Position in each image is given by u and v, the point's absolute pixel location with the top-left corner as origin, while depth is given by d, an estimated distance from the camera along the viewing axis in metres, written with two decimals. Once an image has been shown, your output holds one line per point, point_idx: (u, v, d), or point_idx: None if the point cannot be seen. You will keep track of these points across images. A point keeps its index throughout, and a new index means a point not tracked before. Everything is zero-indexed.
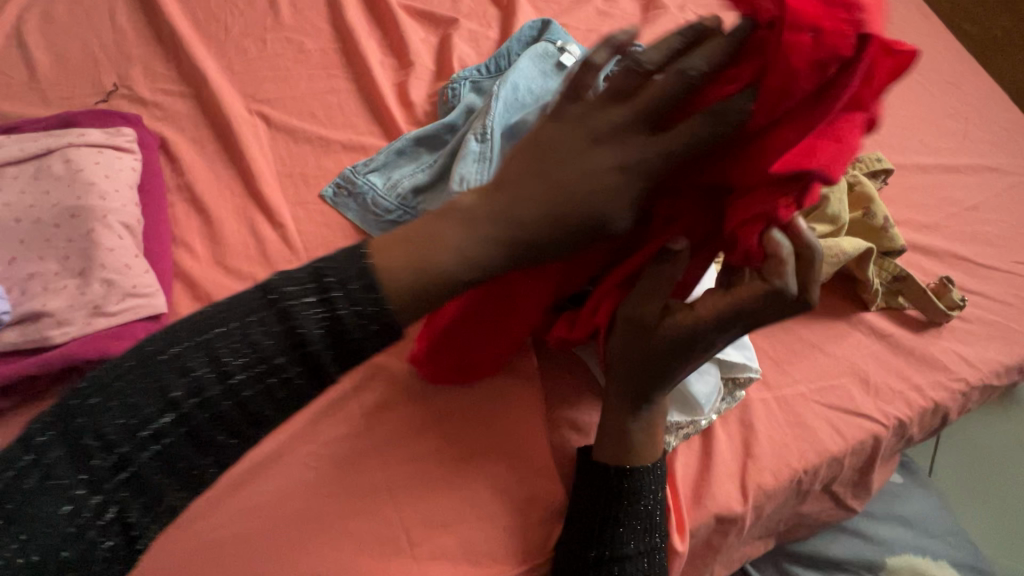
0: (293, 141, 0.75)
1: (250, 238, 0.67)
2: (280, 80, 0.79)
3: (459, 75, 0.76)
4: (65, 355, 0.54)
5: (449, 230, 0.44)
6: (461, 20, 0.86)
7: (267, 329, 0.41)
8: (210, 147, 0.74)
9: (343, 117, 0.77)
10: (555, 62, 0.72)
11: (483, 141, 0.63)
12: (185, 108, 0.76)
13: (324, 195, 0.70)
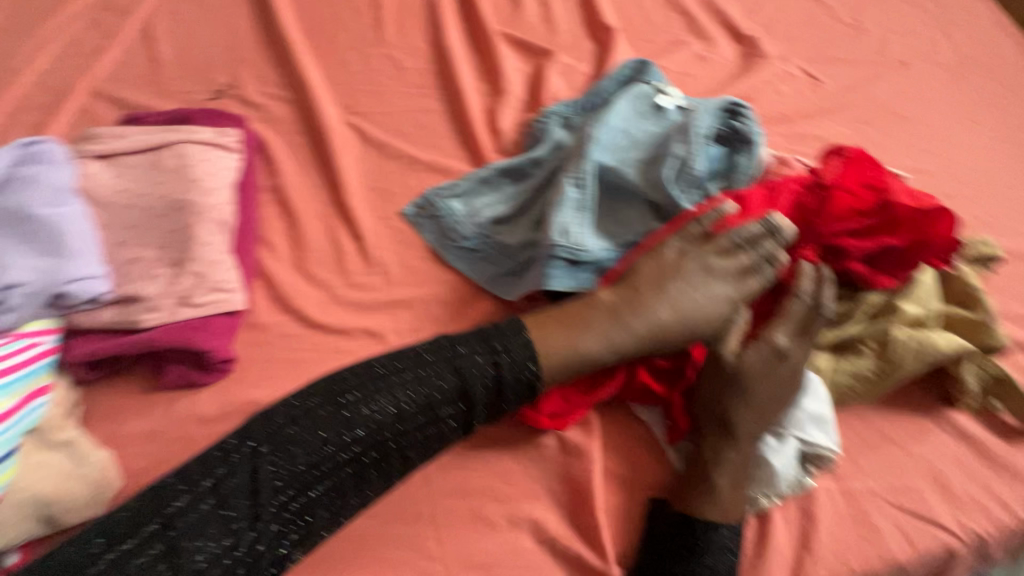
0: (381, 156, 0.77)
1: (328, 246, 0.69)
2: (377, 95, 0.82)
3: (551, 110, 0.76)
4: (152, 340, 0.56)
5: (579, 332, 0.58)
6: (558, 53, 0.86)
7: (436, 385, 0.55)
8: (304, 153, 0.77)
9: (431, 137, 0.79)
10: (652, 103, 0.71)
11: (580, 188, 0.63)
12: (287, 113, 0.80)
13: (404, 213, 0.72)
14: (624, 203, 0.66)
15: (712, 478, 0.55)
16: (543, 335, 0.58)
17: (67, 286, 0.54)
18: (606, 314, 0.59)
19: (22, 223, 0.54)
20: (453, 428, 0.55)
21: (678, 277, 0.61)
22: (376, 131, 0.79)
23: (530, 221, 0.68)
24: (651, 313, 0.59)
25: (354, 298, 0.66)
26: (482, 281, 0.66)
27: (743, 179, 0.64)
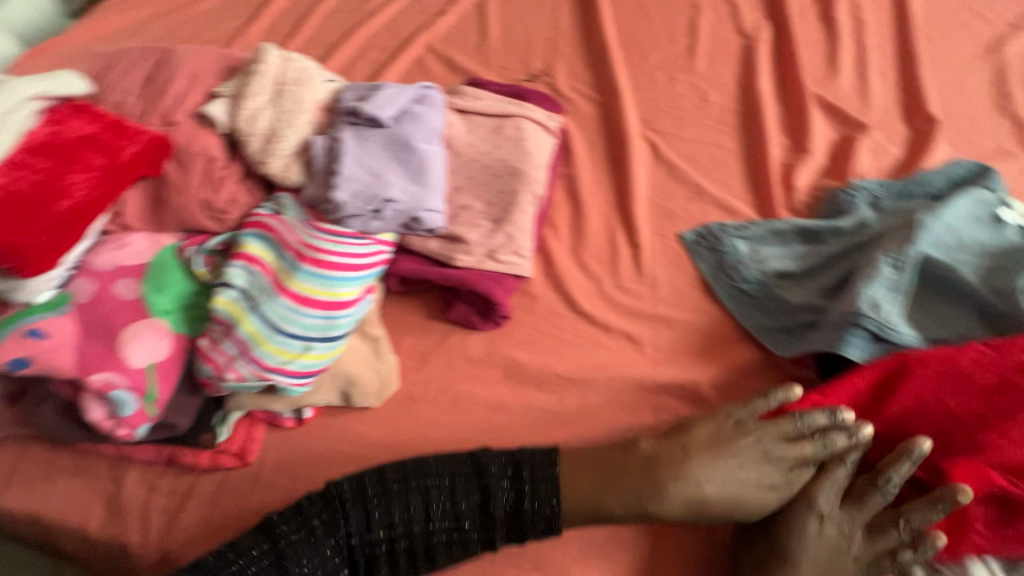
0: (669, 164, 0.67)
1: (590, 235, 0.59)
2: (682, 116, 0.71)
3: (859, 183, 0.63)
4: (466, 279, 0.48)
5: (620, 501, 0.41)
6: (874, 127, 0.70)
7: (459, 497, 0.41)
8: (599, 151, 0.67)
9: (725, 172, 0.68)
10: (995, 213, 0.55)
11: (900, 269, 0.50)
12: (586, 106, 0.72)
13: (682, 236, 0.62)
14: (947, 303, 0.52)
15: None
16: (568, 480, 0.42)
17: None
18: (655, 485, 0.40)
19: None
20: (472, 543, 0.41)
21: (733, 454, 0.41)
22: (672, 137, 0.70)
23: (820, 287, 0.55)
24: (695, 486, 0.40)
25: (605, 302, 0.55)
26: (752, 328, 0.55)
27: None
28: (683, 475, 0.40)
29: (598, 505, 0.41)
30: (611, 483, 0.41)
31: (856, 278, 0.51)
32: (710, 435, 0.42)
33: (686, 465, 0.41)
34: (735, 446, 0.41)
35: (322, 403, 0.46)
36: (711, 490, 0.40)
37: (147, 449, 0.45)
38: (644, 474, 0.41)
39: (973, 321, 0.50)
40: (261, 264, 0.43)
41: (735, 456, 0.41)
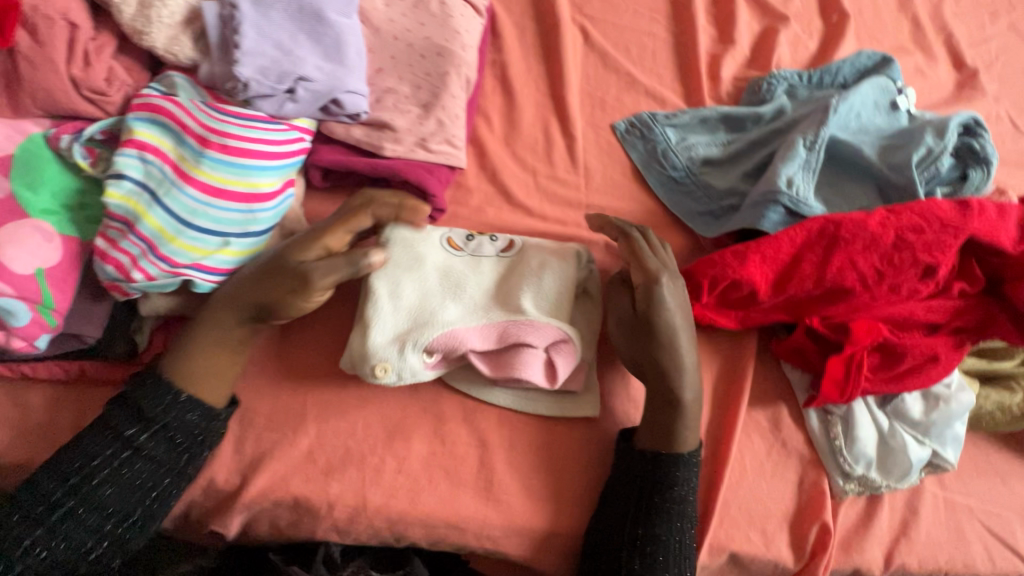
0: (589, 89, 0.88)
1: (540, 138, 0.83)
2: (593, 68, 0.90)
3: (781, 74, 0.87)
4: (394, 168, 0.70)
5: (183, 357, 0.62)
6: (725, 71, 0.91)
7: (92, 448, 0.58)
8: (537, 97, 0.86)
9: (629, 111, 0.88)
10: (889, 99, 0.80)
11: (810, 150, 0.72)
12: (520, 56, 0.89)
13: (616, 127, 0.85)
14: (849, 179, 0.74)
15: (682, 445, 0.65)
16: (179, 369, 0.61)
17: (343, 95, 0.68)
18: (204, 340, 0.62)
19: (318, 25, 0.68)
20: (146, 428, 0.60)
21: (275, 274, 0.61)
22: (604, 75, 0.89)
23: (739, 170, 0.80)
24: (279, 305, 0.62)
25: None
26: (683, 213, 0.79)
27: (970, 191, 0.73)
28: (222, 318, 0.62)
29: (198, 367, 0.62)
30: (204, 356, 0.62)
31: (779, 162, 0.72)
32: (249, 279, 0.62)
33: (263, 274, 0.61)
34: (279, 275, 0.61)
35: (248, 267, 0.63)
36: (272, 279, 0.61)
37: None
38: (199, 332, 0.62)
39: (869, 190, 0.73)
40: (151, 149, 0.62)
41: (288, 263, 0.61)
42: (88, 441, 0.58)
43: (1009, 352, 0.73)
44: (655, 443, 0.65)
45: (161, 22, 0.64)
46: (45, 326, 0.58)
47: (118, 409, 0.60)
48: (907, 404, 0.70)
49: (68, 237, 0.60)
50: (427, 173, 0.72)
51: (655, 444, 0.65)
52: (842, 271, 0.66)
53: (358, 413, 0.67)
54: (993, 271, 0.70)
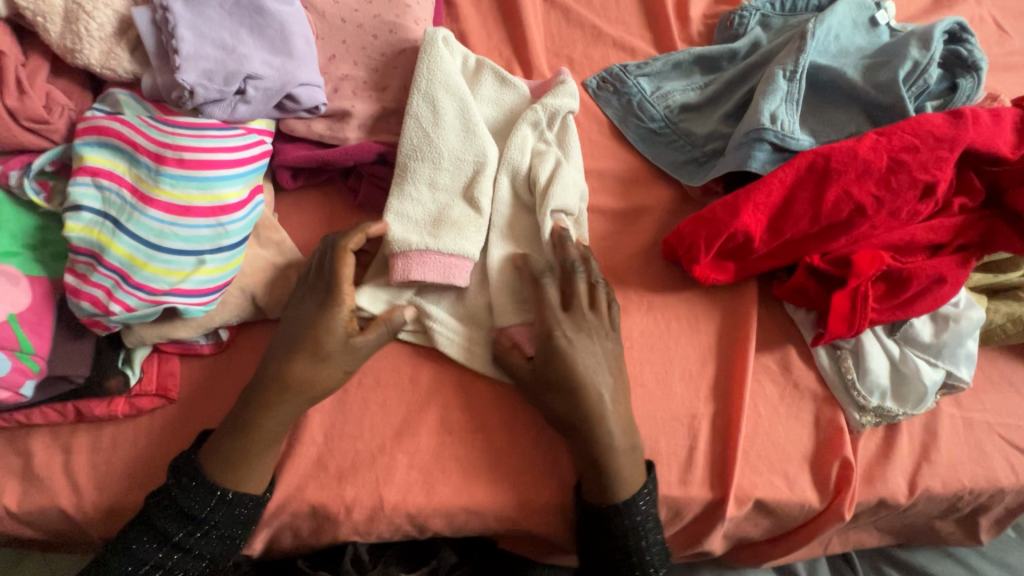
0: (554, 48, 0.85)
1: None
2: (555, 25, 0.86)
3: (751, 5, 0.83)
4: (363, 151, 0.69)
5: (234, 462, 0.59)
6: (692, 9, 0.87)
7: None
8: (502, 64, 0.83)
9: (599, 66, 0.84)
10: (867, 17, 0.76)
11: (791, 81, 0.69)
12: (479, 23, 0.85)
13: (587, 85, 0.81)
14: (835, 106, 0.71)
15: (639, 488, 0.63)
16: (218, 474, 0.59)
17: (296, 89, 0.65)
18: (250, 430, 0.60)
19: (258, 17, 0.64)
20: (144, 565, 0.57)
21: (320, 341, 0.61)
22: (568, 31, 0.86)
23: (718, 114, 0.77)
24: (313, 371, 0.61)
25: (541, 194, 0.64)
26: (667, 165, 0.76)
27: (963, 100, 0.70)
28: (266, 406, 0.60)
29: (242, 468, 0.60)
30: (254, 447, 0.60)
31: (760, 98, 0.69)
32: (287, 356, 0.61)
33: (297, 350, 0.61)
34: (319, 338, 0.61)
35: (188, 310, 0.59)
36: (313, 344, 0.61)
37: (98, 321, 0.58)
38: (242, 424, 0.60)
39: (858, 114, 0.70)
40: (105, 173, 0.59)
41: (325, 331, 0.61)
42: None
43: (1017, 261, 0.72)
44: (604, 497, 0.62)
45: (91, 36, 0.60)
46: (28, 373, 0.56)
47: (111, 560, 0.57)
48: (913, 329, 0.69)
49: (35, 277, 0.58)
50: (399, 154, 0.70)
51: (602, 500, 0.62)
52: (838, 205, 0.64)
53: (363, 414, 0.66)
54: (993, 179, 0.67)
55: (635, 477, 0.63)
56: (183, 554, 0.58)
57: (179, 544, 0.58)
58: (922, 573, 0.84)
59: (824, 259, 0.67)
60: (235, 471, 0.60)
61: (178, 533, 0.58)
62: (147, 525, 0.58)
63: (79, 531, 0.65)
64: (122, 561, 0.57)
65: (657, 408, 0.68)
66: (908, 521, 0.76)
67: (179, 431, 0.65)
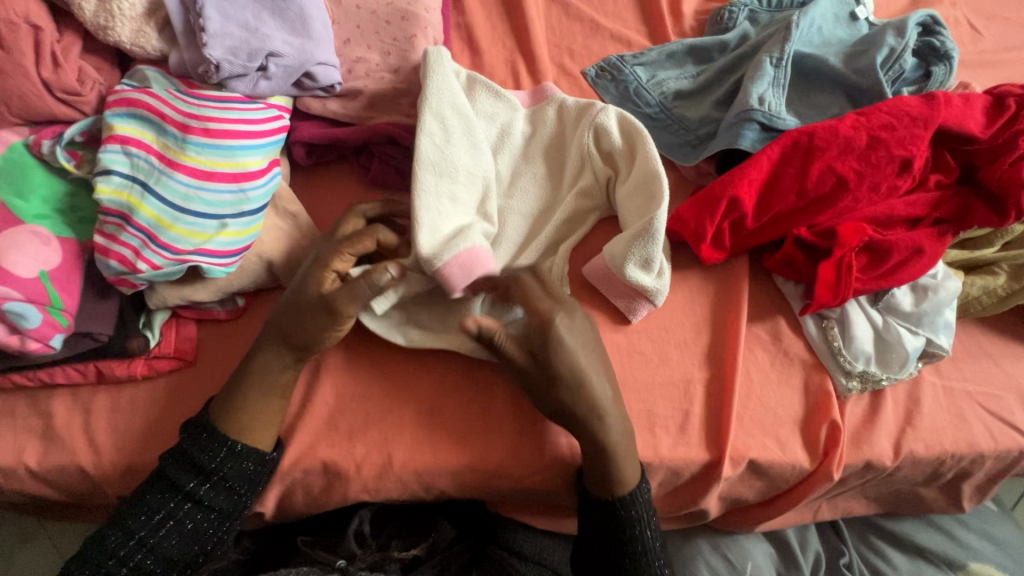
0: (555, 40, 0.90)
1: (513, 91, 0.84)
2: (555, 19, 0.91)
3: (740, 1, 0.89)
4: (378, 130, 0.72)
5: (248, 418, 0.63)
6: (685, 6, 0.92)
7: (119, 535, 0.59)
8: (506, 53, 0.87)
9: (598, 57, 0.89)
10: (848, 11, 0.82)
11: (777, 67, 0.74)
12: (483, 16, 0.89)
13: (586, 73, 0.86)
14: (819, 91, 0.76)
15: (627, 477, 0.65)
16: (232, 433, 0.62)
17: (314, 68, 0.69)
18: (264, 389, 0.63)
19: (279, 0, 0.68)
20: (161, 514, 0.59)
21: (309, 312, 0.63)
22: (569, 24, 0.91)
23: (709, 100, 0.82)
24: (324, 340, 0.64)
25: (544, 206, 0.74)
26: (662, 147, 0.81)
27: (937, 86, 0.75)
28: (281, 361, 0.64)
29: (247, 417, 0.63)
30: (261, 397, 0.63)
31: (749, 82, 0.74)
32: (291, 319, 0.63)
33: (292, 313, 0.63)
34: (312, 308, 0.62)
35: (213, 271, 0.62)
36: (304, 311, 0.63)
37: (124, 280, 0.60)
38: (255, 377, 0.63)
39: (840, 98, 0.75)
40: (134, 142, 0.62)
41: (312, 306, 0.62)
42: (103, 544, 0.58)
43: (992, 237, 0.76)
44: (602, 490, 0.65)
45: (123, 15, 0.64)
46: (58, 326, 0.59)
47: (128, 510, 0.60)
48: (895, 299, 0.73)
49: (65, 238, 0.61)
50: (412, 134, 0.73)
51: (603, 492, 0.65)
52: (821, 179, 0.68)
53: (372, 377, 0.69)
54: (966, 158, 0.72)
55: (631, 476, 0.65)
56: (193, 504, 0.60)
57: (191, 494, 0.60)
58: (910, 544, 0.86)
59: (818, 239, 0.70)
60: (250, 432, 0.63)
61: (190, 482, 0.60)
62: (162, 478, 0.60)
63: (95, 490, 0.67)
64: (135, 516, 0.59)
65: (653, 373, 0.71)
66: (894, 487, 0.79)
67: (194, 392, 0.67)
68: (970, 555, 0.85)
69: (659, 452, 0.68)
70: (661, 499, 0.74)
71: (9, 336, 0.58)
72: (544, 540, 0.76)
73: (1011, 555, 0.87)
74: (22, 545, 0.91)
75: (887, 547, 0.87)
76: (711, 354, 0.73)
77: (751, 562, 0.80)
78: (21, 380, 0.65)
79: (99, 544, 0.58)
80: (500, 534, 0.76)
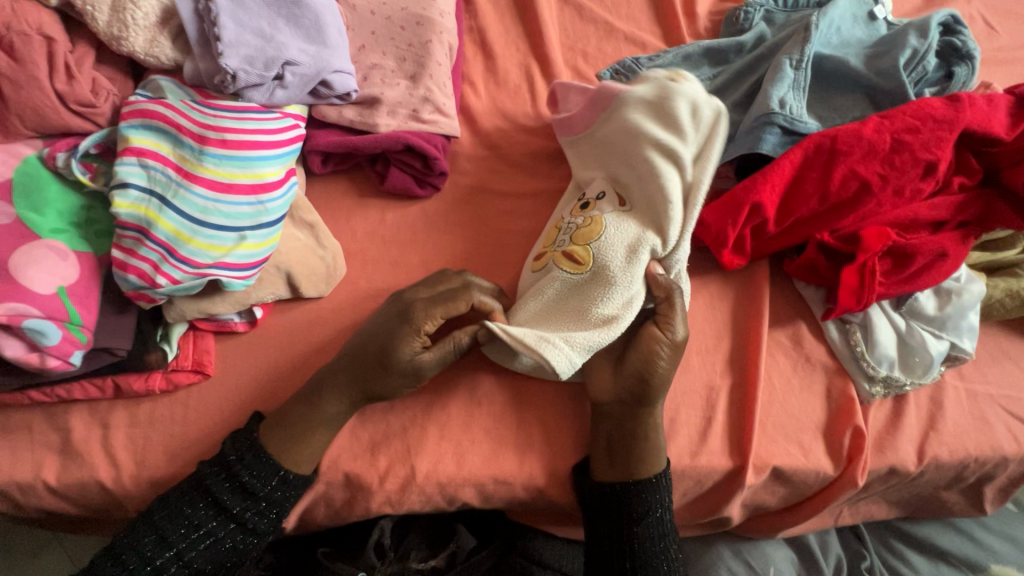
0: (569, 42, 0.89)
1: (528, 95, 0.83)
2: (569, 21, 0.90)
3: (755, 2, 0.88)
4: (393, 138, 0.71)
5: (299, 446, 0.63)
6: (699, 7, 0.92)
7: (159, 539, 0.59)
8: (520, 56, 0.86)
9: (613, 59, 0.88)
10: (867, 11, 0.81)
11: (797, 69, 0.73)
12: (497, 19, 0.88)
13: (601, 77, 0.85)
14: (839, 93, 0.75)
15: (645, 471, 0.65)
16: (282, 457, 0.62)
17: (330, 75, 0.68)
18: (314, 424, 0.63)
19: (294, 7, 0.67)
20: (204, 525, 0.60)
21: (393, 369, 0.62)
22: (582, 26, 0.90)
23: (726, 103, 0.81)
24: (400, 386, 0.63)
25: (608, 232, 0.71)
26: None
27: (958, 87, 0.74)
28: (336, 399, 0.63)
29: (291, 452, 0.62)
30: (314, 429, 0.63)
31: (769, 85, 0.73)
32: (358, 361, 0.63)
33: (370, 362, 0.62)
34: (396, 366, 0.62)
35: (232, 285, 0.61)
36: (388, 361, 0.62)
37: (141, 294, 0.60)
38: (303, 408, 0.63)
39: (861, 100, 0.74)
40: (150, 154, 0.61)
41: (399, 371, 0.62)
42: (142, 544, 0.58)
43: (1014, 239, 0.76)
44: (613, 472, 0.65)
45: (137, 24, 0.63)
46: (77, 343, 0.58)
47: (166, 518, 0.59)
48: (917, 304, 0.73)
49: (82, 252, 0.60)
50: (429, 142, 0.72)
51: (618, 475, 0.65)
52: (844, 184, 0.68)
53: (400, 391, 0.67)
54: (989, 160, 0.72)
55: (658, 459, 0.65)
56: (236, 526, 0.61)
57: (235, 515, 0.61)
58: (930, 547, 0.86)
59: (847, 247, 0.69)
60: (300, 460, 0.63)
61: (237, 506, 0.60)
62: (200, 492, 0.60)
63: (115, 504, 0.67)
64: (175, 522, 0.59)
65: (675, 380, 0.71)
66: (916, 490, 0.79)
67: (213, 405, 0.66)
68: (992, 558, 0.85)
69: (682, 460, 0.68)
70: (684, 507, 0.73)
71: (27, 354, 0.57)
72: (567, 549, 0.75)
73: None
74: (37, 556, 0.91)
75: (907, 549, 0.86)
76: (733, 360, 0.72)
77: (772, 567, 0.79)
78: (38, 396, 0.64)
79: (135, 547, 0.58)
80: (519, 541, 0.75)
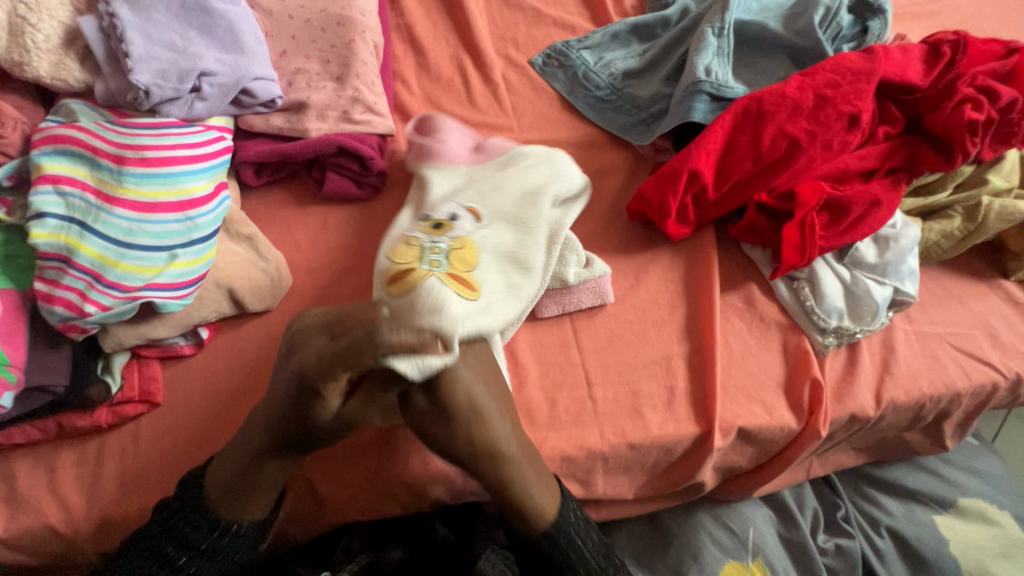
0: (499, 30, 0.89)
1: (462, 87, 0.83)
2: (497, 11, 0.90)
3: None
4: (324, 141, 0.70)
5: (244, 500, 0.58)
6: None
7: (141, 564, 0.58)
8: (451, 50, 0.86)
9: (544, 44, 0.88)
10: None
11: (719, 36, 0.75)
12: (424, 15, 0.88)
13: (533, 63, 0.86)
14: (763, 57, 0.77)
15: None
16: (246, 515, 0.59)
17: (251, 83, 0.67)
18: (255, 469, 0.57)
19: (205, 17, 0.66)
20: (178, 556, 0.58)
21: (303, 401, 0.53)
22: (510, 15, 0.90)
23: (657, 77, 0.82)
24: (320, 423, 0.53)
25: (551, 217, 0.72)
26: (616, 127, 0.80)
27: (874, 40, 0.77)
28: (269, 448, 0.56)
29: (236, 496, 0.58)
30: (260, 489, 0.58)
31: (694, 54, 0.74)
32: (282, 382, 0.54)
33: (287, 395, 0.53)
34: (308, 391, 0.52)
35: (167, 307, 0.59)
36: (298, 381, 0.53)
37: (72, 327, 0.57)
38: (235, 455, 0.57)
39: (784, 61, 0.76)
40: (68, 181, 0.58)
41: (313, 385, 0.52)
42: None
43: (942, 182, 0.79)
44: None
45: (39, 48, 0.60)
46: (6, 384, 0.56)
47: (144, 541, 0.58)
48: (857, 253, 0.75)
49: (3, 289, 0.57)
50: (361, 142, 0.71)
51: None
52: (774, 142, 0.69)
53: None
54: (910, 108, 0.74)
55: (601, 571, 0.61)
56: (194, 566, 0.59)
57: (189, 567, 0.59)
58: (900, 488, 0.88)
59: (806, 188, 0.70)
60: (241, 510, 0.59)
61: (201, 543, 0.58)
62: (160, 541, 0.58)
63: (72, 549, 0.63)
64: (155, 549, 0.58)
65: (635, 354, 0.71)
66: (880, 434, 0.81)
67: (166, 437, 0.64)
68: (958, 491, 0.88)
69: (650, 432, 0.68)
70: (657, 478, 0.74)
71: None
72: None
73: (992, 484, 0.90)
74: None
75: (879, 494, 0.88)
76: (689, 328, 0.73)
77: (751, 527, 0.80)
78: None
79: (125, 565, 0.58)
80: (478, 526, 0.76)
